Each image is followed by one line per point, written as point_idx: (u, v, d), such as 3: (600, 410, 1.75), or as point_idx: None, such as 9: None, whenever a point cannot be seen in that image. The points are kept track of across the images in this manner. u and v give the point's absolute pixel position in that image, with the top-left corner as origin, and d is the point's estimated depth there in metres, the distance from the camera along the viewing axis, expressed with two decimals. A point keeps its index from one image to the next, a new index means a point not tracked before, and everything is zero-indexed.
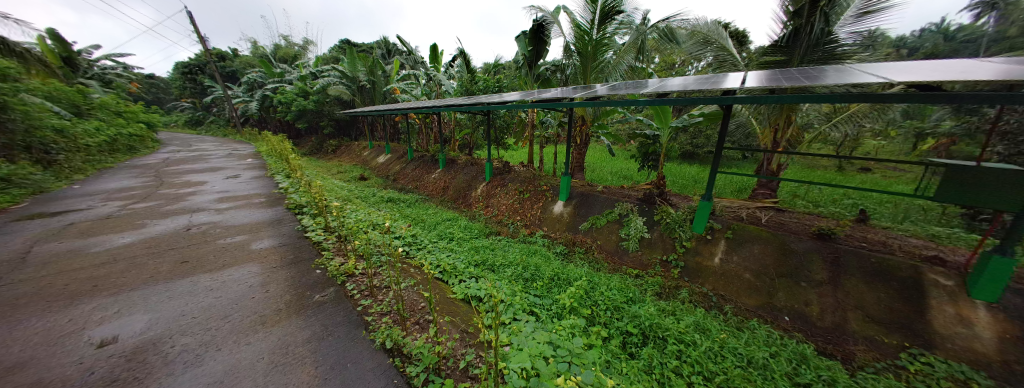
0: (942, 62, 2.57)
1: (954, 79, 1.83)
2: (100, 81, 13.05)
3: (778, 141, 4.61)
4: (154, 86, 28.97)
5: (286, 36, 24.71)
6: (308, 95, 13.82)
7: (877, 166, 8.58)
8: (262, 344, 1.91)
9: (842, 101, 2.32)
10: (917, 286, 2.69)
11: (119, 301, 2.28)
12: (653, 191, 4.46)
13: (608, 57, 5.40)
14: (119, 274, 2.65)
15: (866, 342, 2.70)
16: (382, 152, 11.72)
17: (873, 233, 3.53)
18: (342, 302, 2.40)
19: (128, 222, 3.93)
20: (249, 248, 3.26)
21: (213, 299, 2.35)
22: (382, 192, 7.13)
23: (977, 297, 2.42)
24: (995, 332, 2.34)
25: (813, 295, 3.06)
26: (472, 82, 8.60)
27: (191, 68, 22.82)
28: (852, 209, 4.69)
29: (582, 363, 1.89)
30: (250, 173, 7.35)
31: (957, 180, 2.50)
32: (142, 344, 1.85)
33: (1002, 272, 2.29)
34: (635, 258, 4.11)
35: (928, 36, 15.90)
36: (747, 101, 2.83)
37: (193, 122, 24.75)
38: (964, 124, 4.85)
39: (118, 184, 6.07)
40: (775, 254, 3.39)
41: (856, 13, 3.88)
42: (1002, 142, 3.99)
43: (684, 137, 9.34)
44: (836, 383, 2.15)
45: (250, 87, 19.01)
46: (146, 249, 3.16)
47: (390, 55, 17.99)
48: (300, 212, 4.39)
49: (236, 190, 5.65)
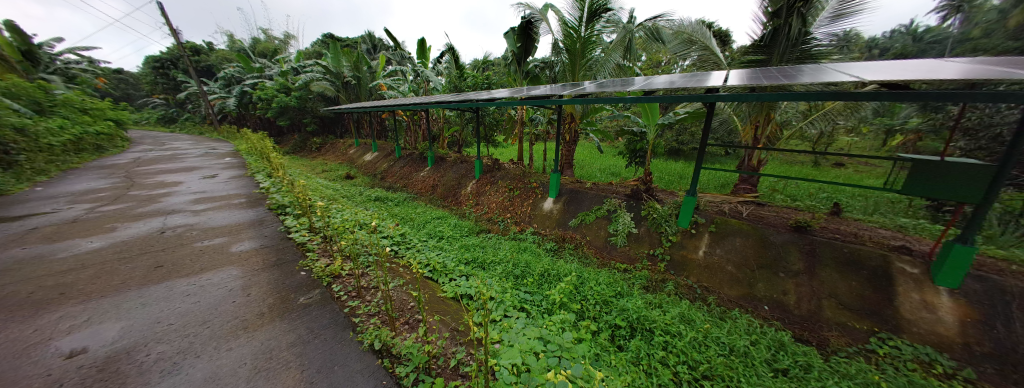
0: (910, 62, 2.68)
1: (920, 79, 1.93)
2: (63, 77, 12.21)
3: (758, 137, 4.76)
4: (122, 82, 27.49)
5: (265, 29, 23.75)
6: (290, 90, 13.42)
7: (849, 161, 9.06)
8: (245, 349, 1.86)
9: (822, 98, 2.38)
10: (885, 275, 2.84)
11: (89, 309, 2.17)
12: (640, 188, 4.55)
13: (596, 54, 5.44)
14: (87, 281, 2.51)
15: (839, 328, 2.84)
16: (369, 150, 11.50)
17: (846, 225, 3.70)
18: (329, 303, 2.36)
19: (97, 226, 3.73)
20: (229, 251, 3.15)
21: (190, 304, 2.27)
22: (369, 191, 6.99)
23: (940, 284, 2.58)
24: (958, 316, 2.50)
25: (790, 285, 3.18)
26: (461, 79, 8.54)
27: (163, 63, 21.82)
28: (826, 203, 4.93)
29: (572, 357, 1.95)
30: (229, 172, 7.10)
31: (921, 174, 2.65)
32: (115, 353, 1.77)
33: (963, 259, 2.44)
34: (623, 253, 4.19)
35: (897, 38, 17.05)
36: (730, 99, 2.88)
37: (164, 121, 23.53)
38: (930, 121, 5.19)
39: (86, 186, 5.75)
40: (755, 246, 3.51)
41: (831, 16, 4.03)
42: (965, 138, 4.26)
43: (669, 134, 9.60)
44: (812, 368, 2.26)
45: (227, 83, 18.21)
46: (117, 254, 3.01)
47: (376, 50, 17.66)
48: (283, 212, 4.27)
49: (213, 191, 5.44)
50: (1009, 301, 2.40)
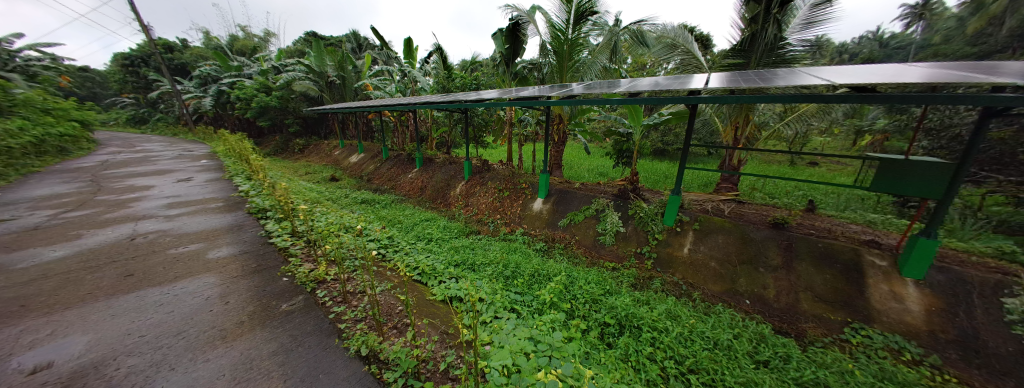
0: (877, 67, 2.83)
1: (887, 82, 2.04)
2: (21, 74, 11.42)
3: (738, 138, 4.92)
4: (89, 80, 26.08)
5: (244, 27, 22.95)
6: (271, 90, 12.99)
7: (823, 160, 9.49)
8: (223, 360, 1.79)
9: (796, 101, 2.49)
10: (856, 267, 2.98)
11: (52, 322, 2.04)
12: (628, 187, 4.63)
13: (583, 56, 5.52)
14: (49, 293, 2.36)
15: (815, 320, 2.97)
16: (354, 152, 11.29)
17: (821, 221, 3.86)
18: (313, 310, 2.30)
19: (60, 233, 3.51)
20: (205, 258, 3.03)
21: (164, 314, 2.17)
22: (356, 193, 6.86)
23: (907, 275, 2.73)
24: (924, 306, 2.65)
25: (770, 279, 3.30)
26: (449, 80, 8.48)
27: (133, 60, 20.79)
28: (803, 200, 5.14)
29: (562, 356, 1.96)
30: (205, 175, 6.81)
31: (888, 172, 2.79)
32: (82, 368, 1.67)
33: (928, 252, 2.59)
34: (611, 252, 4.25)
35: (864, 45, 18.02)
36: (711, 101, 2.96)
37: (135, 121, 22.43)
38: (896, 122, 5.49)
39: (47, 191, 5.41)
40: (737, 243, 3.62)
41: (802, 23, 4.22)
42: (927, 138, 4.55)
43: (655, 135, 9.82)
44: (791, 359, 2.36)
45: (203, 82, 17.47)
46: (84, 262, 2.85)
47: (361, 49, 17.34)
48: (263, 217, 4.13)
49: (188, 195, 5.22)
50: (969, 291, 2.56)
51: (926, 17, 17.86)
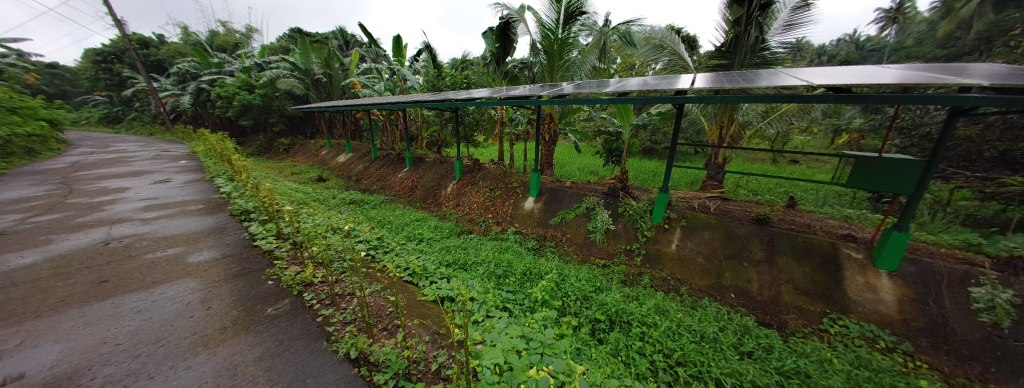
0: (852, 68, 2.94)
1: (862, 83, 2.12)
2: None
3: (723, 137, 5.05)
4: (59, 77, 24.89)
5: (225, 22, 22.19)
6: (253, 88, 12.61)
7: (803, 158, 9.82)
8: (206, 366, 1.74)
9: (778, 101, 2.56)
10: (834, 260, 3.10)
11: (19, 332, 1.94)
12: (617, 185, 4.68)
13: (572, 56, 5.56)
14: (17, 301, 2.25)
15: (796, 311, 3.07)
16: (342, 151, 11.07)
17: (801, 216, 4.00)
18: (300, 313, 2.25)
19: (28, 238, 3.34)
20: (185, 262, 2.92)
21: (142, 322, 2.09)
22: (344, 194, 6.74)
23: (881, 267, 2.86)
24: (897, 296, 2.78)
25: (753, 273, 3.40)
26: (439, 78, 8.39)
27: (106, 56, 19.89)
28: (784, 197, 5.32)
29: (554, 353, 1.98)
30: (185, 176, 6.57)
31: (863, 169, 2.91)
32: (53, 379, 1.60)
33: (899, 244, 2.72)
34: (602, 249, 4.31)
35: (842, 47, 18.72)
36: (697, 101, 3.00)
37: (109, 120, 21.49)
38: (872, 121, 5.72)
39: (12, 193, 5.13)
40: (722, 239, 3.72)
41: (783, 25, 4.34)
42: (900, 136, 4.77)
43: (644, 134, 9.96)
44: (773, 349, 2.44)
45: (182, 79, 16.83)
46: (54, 269, 2.72)
47: (348, 47, 16.97)
48: (247, 218, 4.02)
49: (167, 197, 5.03)
50: (939, 281, 2.69)
51: (900, 21, 18.66)
